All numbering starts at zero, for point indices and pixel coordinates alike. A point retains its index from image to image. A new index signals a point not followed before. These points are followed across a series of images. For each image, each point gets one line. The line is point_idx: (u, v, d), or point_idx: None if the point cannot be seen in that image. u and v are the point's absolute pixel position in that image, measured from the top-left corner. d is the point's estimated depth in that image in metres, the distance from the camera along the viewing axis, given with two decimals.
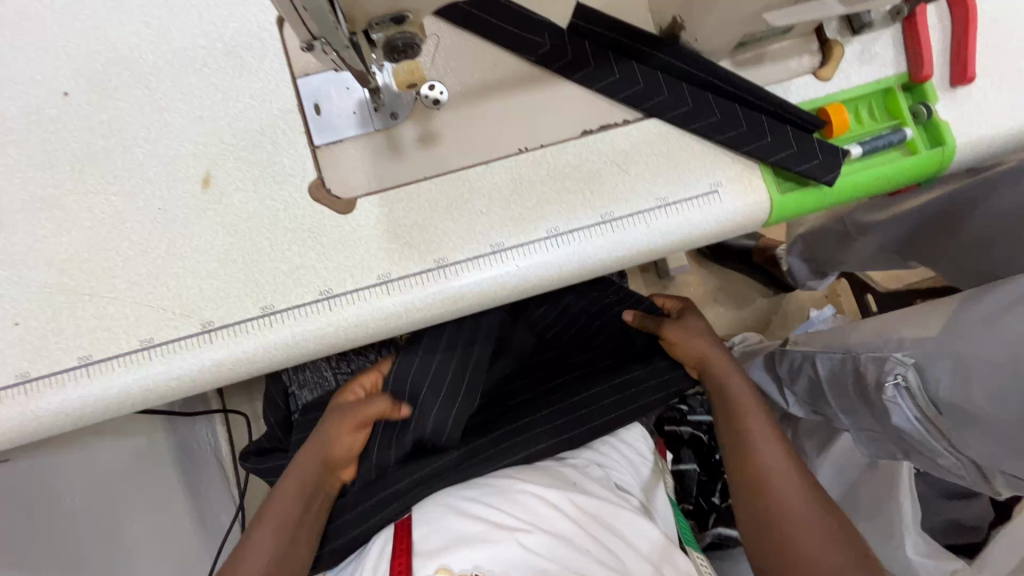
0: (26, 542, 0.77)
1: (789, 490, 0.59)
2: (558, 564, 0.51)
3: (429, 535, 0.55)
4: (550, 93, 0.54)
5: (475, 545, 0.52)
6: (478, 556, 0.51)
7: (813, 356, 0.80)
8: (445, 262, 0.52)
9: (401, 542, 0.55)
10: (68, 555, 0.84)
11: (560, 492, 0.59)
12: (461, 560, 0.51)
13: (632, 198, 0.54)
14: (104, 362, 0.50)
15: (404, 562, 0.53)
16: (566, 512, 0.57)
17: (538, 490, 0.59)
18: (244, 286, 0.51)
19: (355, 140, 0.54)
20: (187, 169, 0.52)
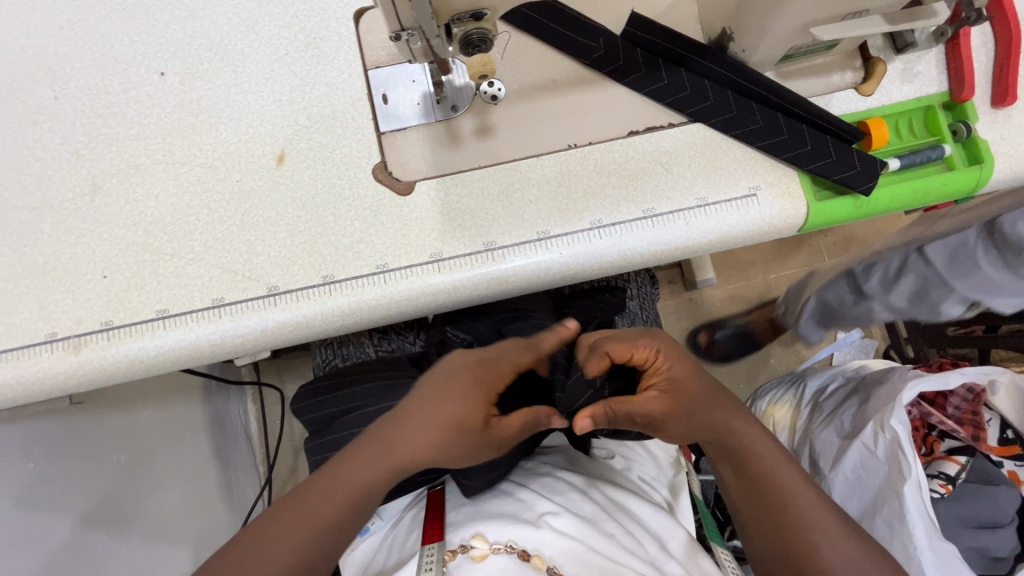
0: (63, 491, 0.83)
1: (816, 520, 0.51)
2: (587, 542, 0.51)
3: (464, 521, 0.56)
4: (601, 95, 0.58)
5: (509, 522, 0.52)
6: (511, 530, 0.51)
7: (922, 246, 0.79)
8: (493, 246, 0.56)
9: (434, 521, 0.57)
10: (103, 508, 0.90)
11: (587, 482, 0.62)
12: (495, 532, 0.51)
13: (673, 197, 0.57)
14: (179, 316, 0.55)
15: (436, 529, 0.55)
16: (592, 498, 0.59)
17: (568, 480, 0.61)
18: (309, 256, 0.56)
19: (417, 129, 0.58)
20: (265, 146, 0.57)
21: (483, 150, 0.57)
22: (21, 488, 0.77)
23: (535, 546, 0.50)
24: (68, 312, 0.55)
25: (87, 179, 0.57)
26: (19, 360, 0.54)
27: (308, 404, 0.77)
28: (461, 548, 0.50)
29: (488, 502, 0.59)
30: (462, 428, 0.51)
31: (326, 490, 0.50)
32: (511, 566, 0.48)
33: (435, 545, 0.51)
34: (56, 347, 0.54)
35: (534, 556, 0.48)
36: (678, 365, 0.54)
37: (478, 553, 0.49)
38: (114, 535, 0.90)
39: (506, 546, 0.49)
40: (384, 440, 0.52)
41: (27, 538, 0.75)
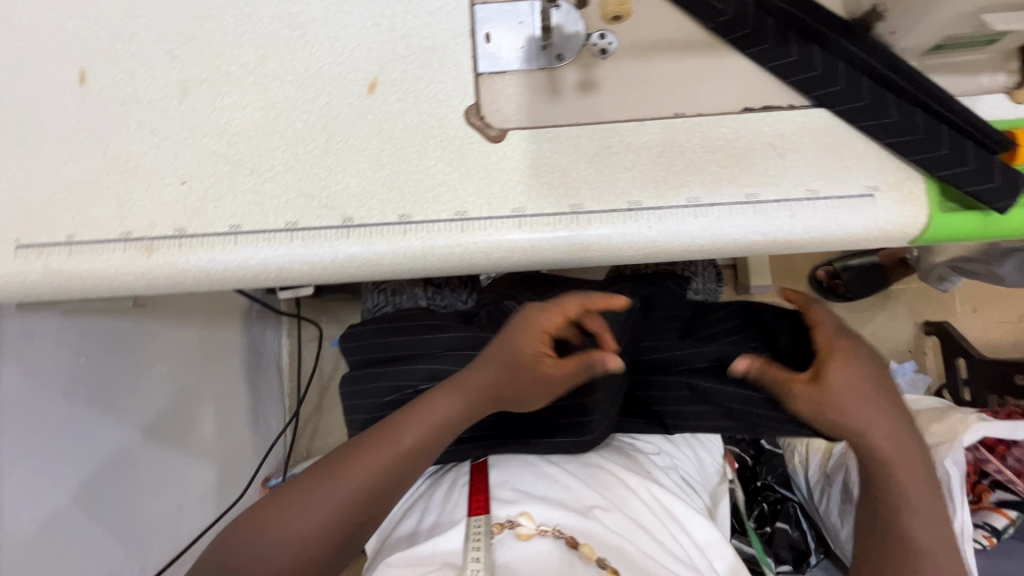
0: (105, 394, 0.86)
1: (925, 526, 0.52)
2: (634, 545, 0.49)
3: (508, 489, 0.54)
4: (720, 64, 0.53)
5: (558, 507, 0.50)
6: (559, 516, 0.49)
7: None
8: (579, 210, 0.53)
9: (479, 482, 0.56)
10: (140, 416, 0.93)
11: (639, 478, 0.59)
12: (545, 514, 0.49)
13: (781, 184, 0.52)
14: (251, 234, 0.54)
15: (481, 496, 0.53)
16: (641, 499, 0.56)
17: (618, 471, 0.59)
18: (387, 192, 0.54)
19: (517, 74, 0.54)
20: (358, 71, 0.55)
21: (583, 107, 0.54)
22: (69, 385, 0.79)
23: (583, 535, 0.48)
24: (144, 213, 0.54)
25: (177, 81, 0.55)
26: (92, 254, 0.54)
27: (360, 342, 0.77)
28: (507, 523, 0.48)
29: (534, 478, 0.56)
30: (521, 364, 0.56)
31: (406, 420, 0.54)
32: (557, 551, 0.46)
33: (481, 517, 0.48)
34: (129, 246, 0.54)
35: (583, 545, 0.46)
36: (847, 359, 0.55)
37: (524, 532, 0.46)
38: (146, 445, 0.93)
39: (553, 530, 0.47)
40: (457, 382, 0.57)
41: (67, 433, 0.78)
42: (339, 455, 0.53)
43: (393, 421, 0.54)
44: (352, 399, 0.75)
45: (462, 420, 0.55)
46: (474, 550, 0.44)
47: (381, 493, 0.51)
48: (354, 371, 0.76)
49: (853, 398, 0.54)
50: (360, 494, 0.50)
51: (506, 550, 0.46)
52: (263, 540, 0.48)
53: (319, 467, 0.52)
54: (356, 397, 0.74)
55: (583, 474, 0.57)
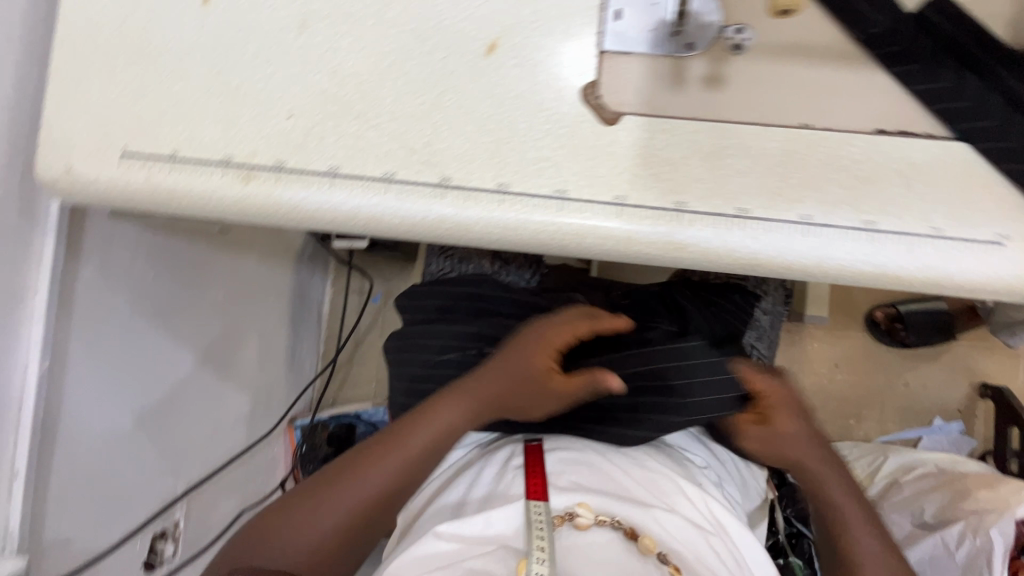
0: (166, 309, 0.88)
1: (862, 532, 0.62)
2: (692, 551, 0.48)
3: (565, 478, 0.54)
4: (860, 79, 0.50)
5: (619, 500, 0.50)
6: (617, 506, 0.49)
7: None
8: (683, 208, 0.51)
9: (534, 465, 0.55)
10: (192, 336, 0.95)
11: (696, 487, 0.57)
12: (605, 504, 0.49)
13: (904, 216, 0.49)
14: (348, 179, 0.53)
15: (539, 480, 0.52)
16: (698, 507, 0.55)
17: (675, 477, 0.57)
18: (490, 158, 0.52)
19: (642, 57, 0.52)
20: (479, 30, 0.53)
21: (706, 102, 0.51)
22: (135, 298, 0.82)
23: (642, 528, 0.48)
24: (247, 141, 0.55)
25: (298, 14, 0.55)
26: (191, 173, 0.55)
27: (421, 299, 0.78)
28: (567, 514, 0.47)
29: (591, 472, 0.55)
30: (534, 380, 0.61)
31: (421, 428, 0.62)
32: (616, 544, 0.46)
33: (541, 502, 0.48)
34: (228, 171, 0.55)
35: (644, 538, 0.46)
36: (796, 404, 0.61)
37: (584, 524, 0.46)
38: (194, 366, 0.97)
39: (612, 521, 0.47)
40: (467, 395, 0.63)
41: (126, 342, 0.81)
42: (358, 454, 0.61)
43: (409, 431, 0.62)
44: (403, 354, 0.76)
45: (468, 423, 0.63)
46: (539, 538, 0.44)
47: (400, 490, 0.60)
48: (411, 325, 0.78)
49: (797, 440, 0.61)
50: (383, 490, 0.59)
51: (566, 540, 0.46)
52: (291, 532, 0.57)
53: (342, 467, 0.60)
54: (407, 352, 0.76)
55: (639, 476, 0.56)
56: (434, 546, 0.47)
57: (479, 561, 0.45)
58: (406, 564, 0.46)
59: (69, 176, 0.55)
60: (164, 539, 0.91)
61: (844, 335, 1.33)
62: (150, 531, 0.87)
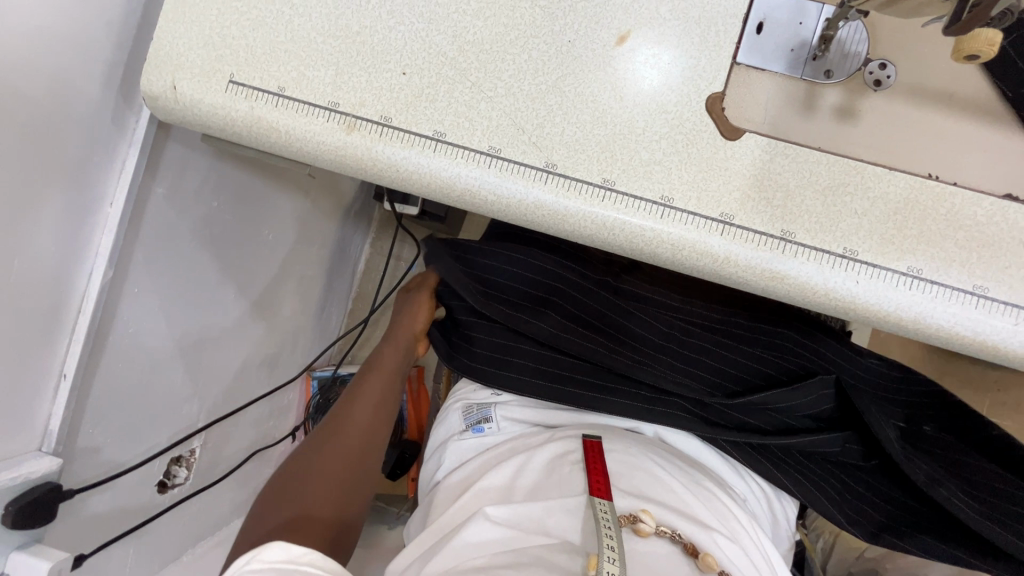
0: (221, 238, 0.88)
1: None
2: None
3: (623, 479, 0.53)
4: (999, 139, 0.48)
5: (680, 515, 0.49)
6: (677, 519, 0.48)
7: None
8: (789, 239, 0.49)
9: (594, 463, 0.54)
10: (241, 270, 0.96)
11: (746, 518, 0.56)
12: (666, 514, 0.48)
13: (1017, 287, 0.47)
14: (452, 147, 0.52)
15: (601, 479, 0.51)
16: (749, 536, 0.54)
17: (726, 501, 0.56)
18: (600, 151, 0.51)
19: (775, 76, 0.51)
20: (614, 19, 0.52)
21: (835, 135, 0.50)
22: (196, 228, 0.82)
23: (703, 547, 0.46)
24: (356, 90, 0.54)
25: None
26: (295, 113, 0.54)
27: (494, 271, 0.77)
28: (630, 516, 0.46)
29: (650, 481, 0.53)
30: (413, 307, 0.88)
31: (372, 377, 0.80)
32: (675, 556, 0.45)
33: (603, 500, 0.48)
34: (331, 117, 0.54)
35: (705, 556, 0.45)
36: None
37: (646, 530, 0.45)
38: (237, 303, 0.97)
39: (673, 534, 0.46)
40: (383, 362, 0.82)
41: (181, 265, 0.81)
42: (338, 411, 0.76)
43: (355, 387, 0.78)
44: (482, 326, 0.76)
45: (407, 358, 0.84)
46: (608, 537, 0.43)
47: (381, 407, 0.77)
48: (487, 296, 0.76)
49: None
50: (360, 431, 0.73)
51: (626, 543, 0.45)
52: (305, 475, 0.67)
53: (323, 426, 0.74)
54: (491, 326, 0.75)
55: (696, 491, 0.55)
56: (489, 534, 0.47)
57: (541, 551, 0.44)
58: (463, 543, 0.47)
59: (173, 93, 0.55)
60: (180, 463, 0.91)
61: None
62: (169, 455, 0.87)
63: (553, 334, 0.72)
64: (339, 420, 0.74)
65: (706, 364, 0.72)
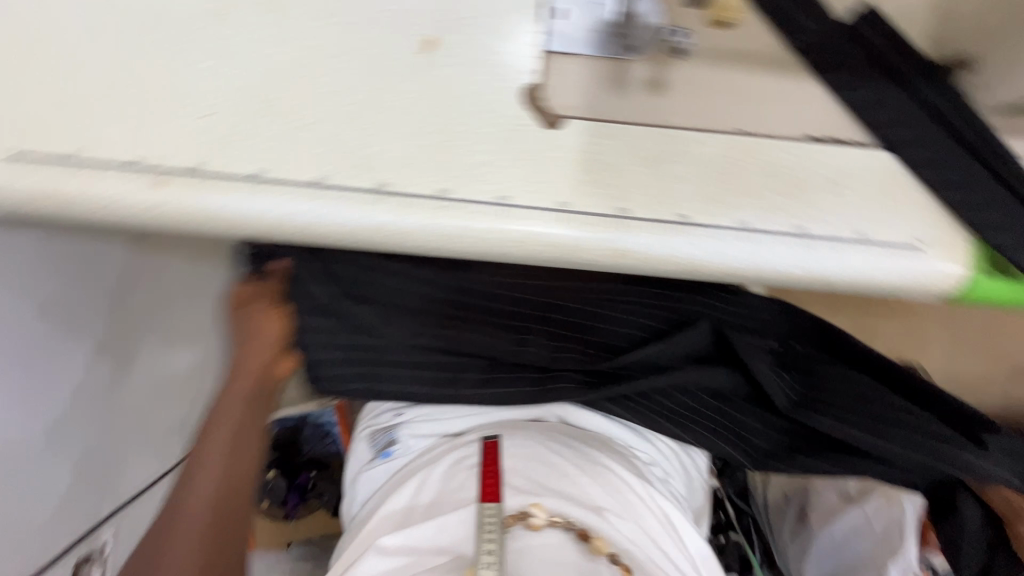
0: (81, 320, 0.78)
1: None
2: (640, 555, 0.49)
3: (521, 473, 0.53)
4: (797, 86, 0.51)
5: (571, 503, 0.50)
6: (569, 507, 0.49)
7: None
8: (626, 215, 0.50)
9: (491, 466, 0.54)
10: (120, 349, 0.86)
11: (647, 487, 0.57)
12: (555, 506, 0.49)
13: (832, 221, 0.51)
14: (276, 184, 0.50)
15: (493, 485, 0.52)
16: (649, 505, 0.55)
17: (627, 476, 0.56)
18: (429, 163, 0.50)
19: (584, 60, 0.52)
20: (417, 26, 0.51)
21: (649, 107, 0.51)
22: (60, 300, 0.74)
23: (595, 529, 0.48)
24: (160, 141, 0.50)
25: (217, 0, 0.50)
26: (94, 177, 0.49)
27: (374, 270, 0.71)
28: (520, 514, 0.48)
29: (546, 472, 0.54)
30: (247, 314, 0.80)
31: (231, 399, 0.80)
32: (567, 543, 0.46)
33: (494, 504, 0.49)
34: (137, 174, 0.49)
35: (595, 539, 0.47)
36: None
37: (537, 524, 0.47)
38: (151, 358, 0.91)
39: (565, 522, 0.48)
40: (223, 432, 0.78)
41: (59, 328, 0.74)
42: (195, 455, 0.78)
43: (193, 463, 0.77)
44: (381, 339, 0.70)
45: (256, 398, 0.81)
46: (489, 543, 0.45)
47: (241, 447, 0.79)
48: (378, 302, 0.70)
49: None
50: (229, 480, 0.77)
51: (519, 543, 0.46)
52: (169, 544, 0.73)
53: (188, 472, 0.77)
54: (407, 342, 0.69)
55: (595, 471, 0.55)
56: (381, 563, 0.48)
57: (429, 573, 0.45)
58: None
59: None
60: None
61: None
62: None
63: (471, 345, 0.70)
64: (200, 460, 0.77)
65: (629, 331, 0.73)
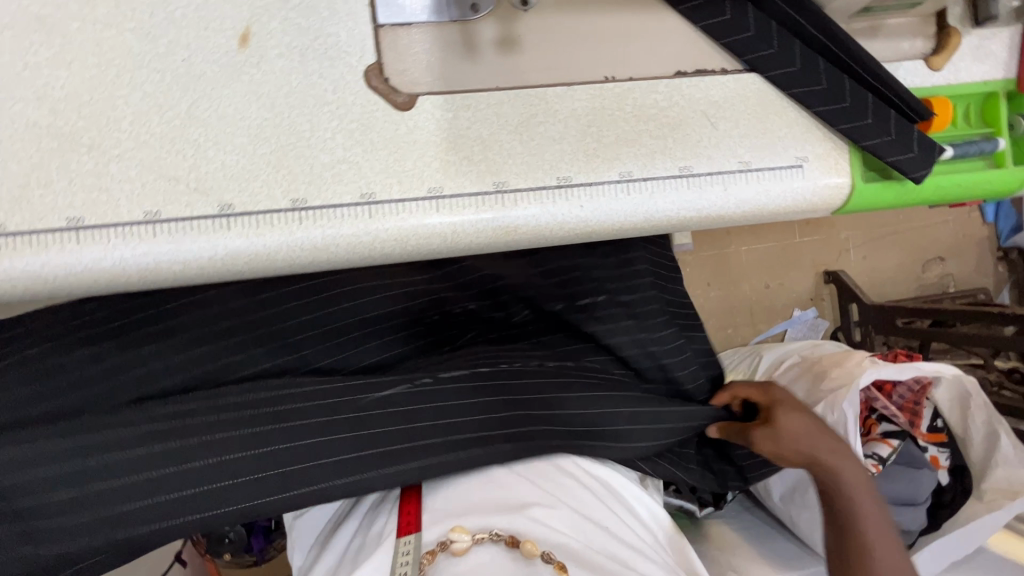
0: None
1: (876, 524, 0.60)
2: (578, 540, 0.49)
3: (446, 495, 0.52)
4: (652, 22, 0.49)
5: (495, 513, 0.49)
6: (493, 518, 0.48)
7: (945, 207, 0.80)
8: (504, 188, 0.47)
9: (412, 488, 0.53)
10: None
11: (576, 466, 0.58)
12: (479, 521, 0.48)
13: (714, 156, 0.49)
14: (99, 229, 0.43)
15: (414, 512, 0.50)
16: (581, 483, 0.56)
17: (554, 460, 0.57)
18: (276, 172, 0.44)
19: (426, 28, 0.47)
20: (224, 18, 0.44)
21: (505, 68, 0.47)
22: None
23: (525, 532, 0.47)
24: None
25: None
26: None
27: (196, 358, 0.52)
28: (441, 544, 0.46)
29: (469, 482, 0.53)
30: None
31: None
32: (497, 557, 0.45)
33: (413, 535, 0.47)
34: None
35: (525, 543, 0.46)
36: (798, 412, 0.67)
37: (461, 548, 0.45)
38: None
39: (491, 536, 0.46)
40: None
41: None
42: None
43: None
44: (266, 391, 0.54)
45: None
46: None
47: None
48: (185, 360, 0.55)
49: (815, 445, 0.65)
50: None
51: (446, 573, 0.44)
52: None
53: None
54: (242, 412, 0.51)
55: (521, 468, 0.55)
56: None
57: None
58: None
59: None
60: None
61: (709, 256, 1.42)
62: None
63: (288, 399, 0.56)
64: None
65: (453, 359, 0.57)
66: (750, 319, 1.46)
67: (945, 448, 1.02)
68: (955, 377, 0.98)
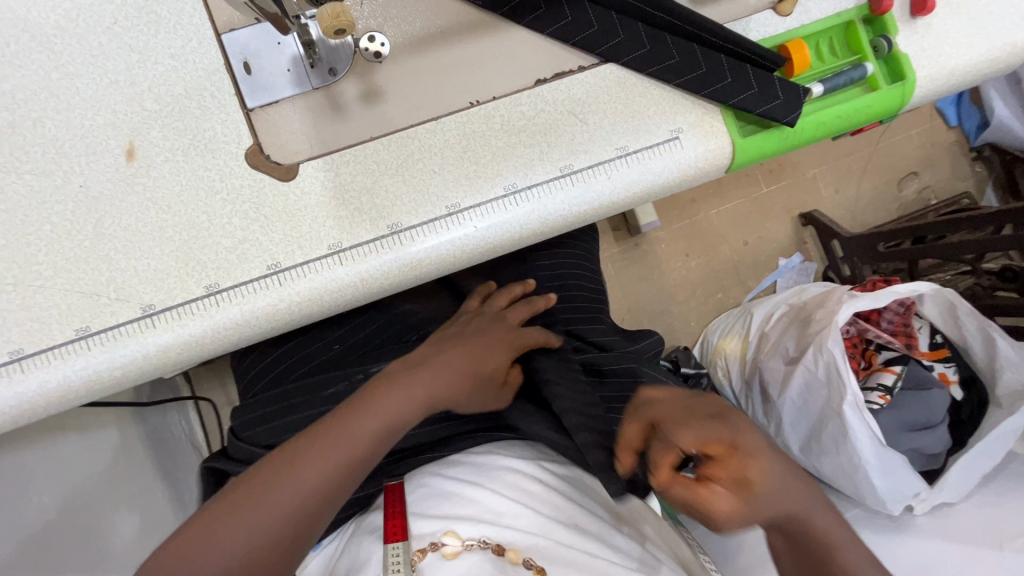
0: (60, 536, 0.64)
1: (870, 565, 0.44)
2: (551, 542, 0.50)
3: (428, 511, 0.52)
4: (500, 41, 0.52)
5: (477, 522, 0.50)
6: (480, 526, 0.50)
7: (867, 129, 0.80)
8: (398, 228, 0.49)
9: (394, 506, 0.54)
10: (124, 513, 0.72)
11: (536, 467, 0.58)
12: (469, 527, 0.50)
13: (591, 148, 0.51)
14: (38, 355, 0.46)
15: (399, 524, 0.51)
16: (546, 484, 0.57)
17: (518, 466, 0.58)
18: (184, 266, 0.48)
19: (292, 100, 0.50)
20: (108, 139, 0.48)
21: (373, 119, 0.51)
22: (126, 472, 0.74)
23: (509, 541, 0.50)
24: None
25: None
26: None
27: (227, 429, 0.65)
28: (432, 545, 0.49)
29: (443, 497, 0.53)
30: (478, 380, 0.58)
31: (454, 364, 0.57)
32: (485, 562, 0.48)
33: (399, 543, 0.49)
34: None
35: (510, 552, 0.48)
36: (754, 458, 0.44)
37: (453, 551, 0.48)
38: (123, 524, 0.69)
39: (481, 543, 0.49)
40: (472, 333, 0.60)
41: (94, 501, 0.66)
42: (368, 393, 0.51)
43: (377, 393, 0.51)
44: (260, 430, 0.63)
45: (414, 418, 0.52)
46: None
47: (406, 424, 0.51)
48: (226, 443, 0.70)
49: (779, 496, 0.44)
50: (413, 404, 0.51)
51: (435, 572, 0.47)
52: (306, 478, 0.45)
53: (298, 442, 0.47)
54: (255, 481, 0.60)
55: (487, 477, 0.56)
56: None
57: None
58: None
59: None
60: None
61: (679, 227, 1.43)
62: None
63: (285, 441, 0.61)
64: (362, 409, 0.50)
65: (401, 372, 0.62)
66: (736, 279, 1.46)
67: (950, 364, 1.00)
68: (934, 291, 0.96)
